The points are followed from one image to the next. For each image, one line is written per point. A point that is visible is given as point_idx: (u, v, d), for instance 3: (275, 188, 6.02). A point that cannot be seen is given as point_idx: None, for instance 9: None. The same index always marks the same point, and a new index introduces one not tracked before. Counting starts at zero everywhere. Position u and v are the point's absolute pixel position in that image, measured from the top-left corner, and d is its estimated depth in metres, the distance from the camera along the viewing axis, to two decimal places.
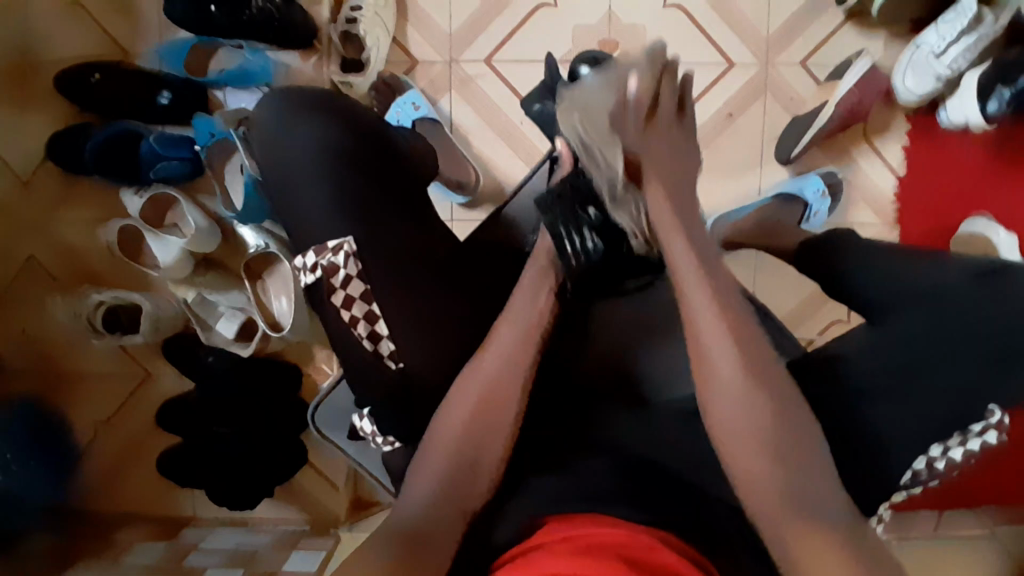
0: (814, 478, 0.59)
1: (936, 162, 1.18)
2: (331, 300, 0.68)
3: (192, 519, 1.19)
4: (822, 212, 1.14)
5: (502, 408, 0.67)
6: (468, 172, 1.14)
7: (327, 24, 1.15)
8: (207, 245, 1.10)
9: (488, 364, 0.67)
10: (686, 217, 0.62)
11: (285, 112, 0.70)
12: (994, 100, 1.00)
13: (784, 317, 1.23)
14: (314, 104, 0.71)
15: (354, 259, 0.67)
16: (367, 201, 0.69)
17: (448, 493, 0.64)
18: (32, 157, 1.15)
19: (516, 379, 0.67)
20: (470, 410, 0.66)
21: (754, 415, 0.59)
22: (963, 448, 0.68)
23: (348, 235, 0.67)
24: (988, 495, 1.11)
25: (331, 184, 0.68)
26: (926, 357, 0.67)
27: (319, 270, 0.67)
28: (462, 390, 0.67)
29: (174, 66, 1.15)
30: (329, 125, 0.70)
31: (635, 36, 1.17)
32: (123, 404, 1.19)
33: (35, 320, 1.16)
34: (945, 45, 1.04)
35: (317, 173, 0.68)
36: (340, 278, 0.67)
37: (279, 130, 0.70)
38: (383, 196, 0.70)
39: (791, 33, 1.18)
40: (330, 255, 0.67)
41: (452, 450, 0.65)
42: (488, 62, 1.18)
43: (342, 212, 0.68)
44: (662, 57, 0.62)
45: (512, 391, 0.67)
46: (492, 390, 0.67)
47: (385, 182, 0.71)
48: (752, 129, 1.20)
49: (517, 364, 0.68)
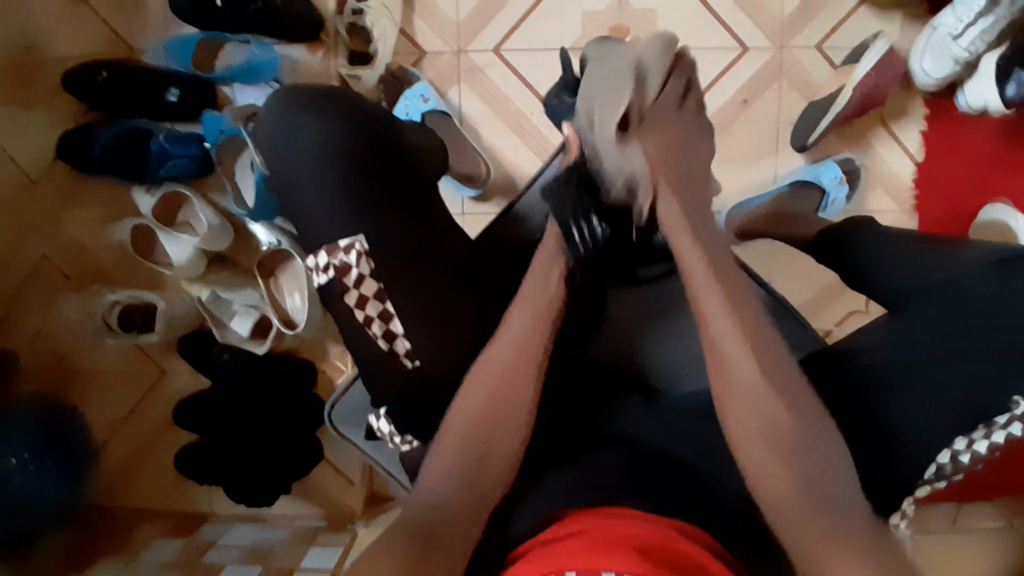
0: (817, 435, 0.60)
1: (953, 143, 1.15)
2: (345, 301, 0.67)
3: (211, 515, 1.19)
4: (840, 199, 1.13)
5: (518, 393, 0.66)
6: (478, 166, 1.12)
7: (332, 16, 1.13)
8: (219, 243, 1.09)
9: (502, 348, 0.66)
10: (687, 183, 0.65)
11: (293, 113, 0.69)
12: (1013, 83, 0.97)
13: (801, 307, 1.21)
14: (327, 103, 0.70)
15: (365, 259, 0.67)
16: (378, 196, 0.69)
17: (465, 484, 0.64)
18: (43, 155, 1.13)
19: (533, 363, 0.66)
20: (482, 397, 0.65)
21: (771, 356, 0.60)
22: (987, 441, 0.66)
23: (359, 235, 0.67)
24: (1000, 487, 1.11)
25: (341, 189, 0.67)
26: (936, 348, 0.67)
27: (331, 270, 0.67)
28: (476, 379, 0.66)
29: (180, 61, 1.13)
30: (333, 121, 0.69)
31: (646, 22, 1.15)
32: (141, 400, 1.20)
33: (44, 323, 1.12)
34: (962, 27, 1.02)
35: (327, 179, 0.67)
36: (352, 279, 0.67)
37: (288, 132, 0.69)
38: (393, 194, 0.70)
39: (807, 16, 1.15)
40: (342, 255, 0.67)
41: (470, 437, 0.65)
42: (497, 52, 1.16)
43: (351, 212, 0.67)
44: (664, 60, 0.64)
45: (527, 376, 0.66)
46: (509, 372, 0.66)
47: (394, 184, 0.70)
48: (766, 115, 1.18)
49: (532, 350, 0.66)
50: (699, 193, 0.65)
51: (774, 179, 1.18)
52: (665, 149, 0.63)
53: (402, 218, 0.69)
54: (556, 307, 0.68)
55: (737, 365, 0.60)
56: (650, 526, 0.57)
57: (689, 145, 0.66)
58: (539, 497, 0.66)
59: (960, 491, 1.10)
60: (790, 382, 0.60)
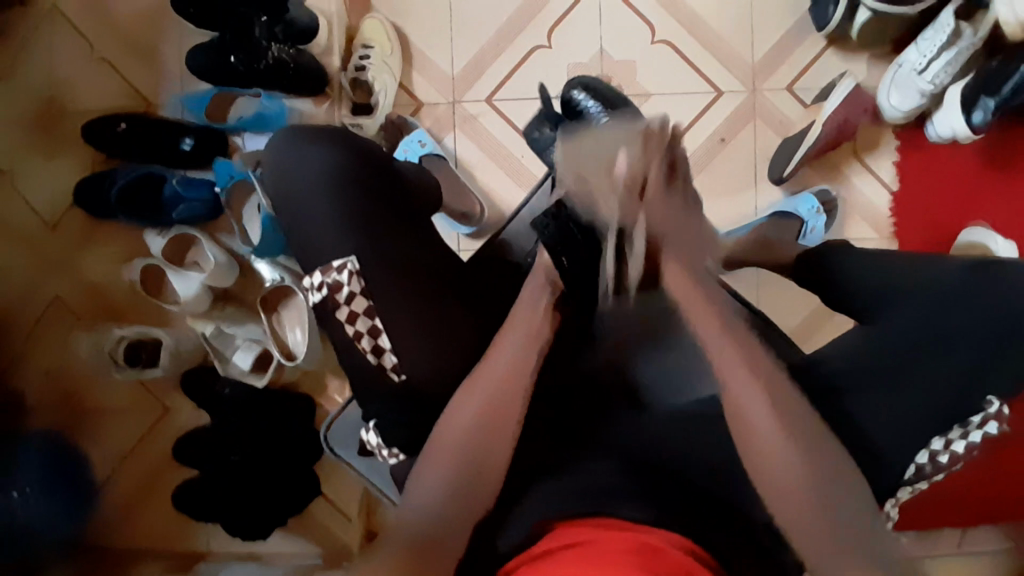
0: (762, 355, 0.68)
1: (929, 171, 1.20)
2: (337, 316, 0.70)
3: (207, 555, 1.18)
4: (818, 228, 1.17)
5: (505, 416, 0.67)
6: (473, 204, 1.18)
7: (337, 72, 1.23)
8: (226, 279, 1.14)
9: (493, 368, 0.69)
10: (723, 319, 0.70)
11: (297, 145, 0.74)
12: (979, 110, 1.05)
13: (793, 332, 1.23)
14: (327, 135, 0.75)
15: (357, 277, 0.69)
16: (376, 219, 0.72)
17: (456, 499, 0.64)
18: (59, 202, 1.24)
19: (520, 384, 0.69)
20: (475, 411, 0.67)
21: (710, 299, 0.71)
22: (964, 441, 0.70)
23: (353, 254, 0.69)
24: (992, 511, 1.07)
25: (339, 208, 0.71)
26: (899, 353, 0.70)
27: (324, 288, 0.69)
28: (467, 397, 0.68)
29: (195, 112, 1.23)
30: (338, 153, 0.73)
31: (627, 71, 1.24)
32: (140, 439, 1.22)
33: (58, 359, 1.22)
34: (926, 61, 1.10)
35: (328, 199, 0.71)
36: (344, 295, 0.69)
37: (291, 158, 0.73)
38: (392, 216, 0.73)
39: (776, 60, 1.24)
40: (335, 273, 0.69)
41: (460, 454, 0.65)
42: (489, 102, 1.25)
43: (346, 233, 0.70)
44: (647, 143, 0.75)
45: (515, 400, 0.68)
46: (498, 392, 0.68)
47: (391, 206, 0.74)
48: (744, 152, 1.24)
49: (522, 371, 0.69)
50: (688, 229, 0.75)
51: (756, 210, 1.23)
52: (659, 203, 0.73)
53: (397, 234, 0.73)
54: (545, 328, 0.73)
55: (684, 296, 0.71)
56: (642, 538, 0.59)
57: (682, 216, 0.75)
58: (533, 505, 0.67)
59: (937, 509, 1.07)
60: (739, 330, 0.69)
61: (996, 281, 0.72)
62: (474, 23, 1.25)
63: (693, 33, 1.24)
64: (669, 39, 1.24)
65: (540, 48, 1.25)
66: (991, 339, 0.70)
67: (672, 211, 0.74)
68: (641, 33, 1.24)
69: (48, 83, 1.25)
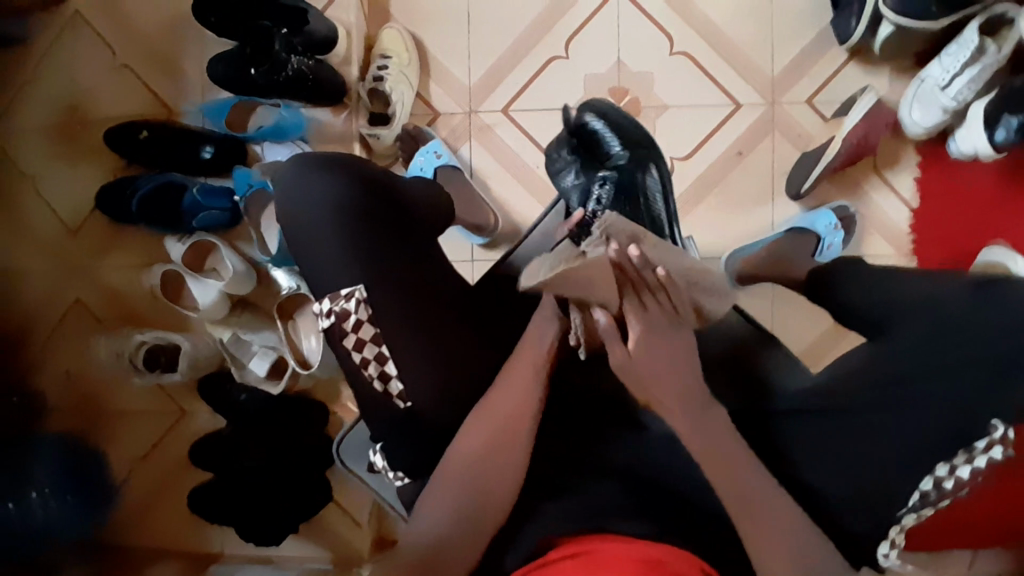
0: (715, 418, 0.67)
1: (950, 189, 1.19)
2: (344, 344, 0.70)
3: (220, 555, 1.21)
4: (835, 244, 1.15)
5: (511, 441, 0.68)
6: (485, 216, 1.17)
7: (355, 82, 1.24)
8: (242, 286, 1.17)
9: (498, 407, 0.69)
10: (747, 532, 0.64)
11: (300, 174, 0.74)
12: (1002, 128, 1.02)
13: (807, 350, 1.22)
14: (328, 165, 0.74)
15: (365, 305, 0.70)
16: (385, 256, 0.72)
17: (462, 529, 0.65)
18: (80, 208, 1.27)
19: (527, 420, 0.69)
20: (478, 446, 0.67)
21: (671, 362, 0.67)
22: (970, 467, 0.67)
23: (360, 283, 0.70)
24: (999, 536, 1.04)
25: (345, 239, 0.71)
26: (909, 382, 0.70)
27: (333, 315, 0.70)
28: (473, 428, 0.68)
29: (215, 122, 1.25)
30: (339, 184, 0.73)
31: (646, 82, 1.24)
32: (161, 439, 1.26)
33: (78, 363, 1.24)
34: (950, 77, 1.08)
35: (332, 230, 0.72)
36: (352, 323, 0.70)
37: (295, 188, 0.73)
38: (395, 239, 0.74)
39: (796, 74, 1.22)
40: (343, 302, 0.70)
41: (467, 488, 0.66)
42: (504, 112, 1.26)
43: (354, 260, 0.71)
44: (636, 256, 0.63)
45: (523, 431, 0.69)
46: (506, 426, 0.68)
47: (393, 229, 0.74)
48: (762, 166, 1.23)
49: (526, 409, 0.69)
50: (681, 370, 0.68)
51: (773, 225, 1.22)
52: (641, 363, 0.67)
53: (409, 266, 0.73)
54: (550, 359, 0.72)
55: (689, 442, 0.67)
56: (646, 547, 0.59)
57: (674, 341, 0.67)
58: (535, 525, 0.68)
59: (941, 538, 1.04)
60: (682, 371, 0.68)
61: (1004, 306, 0.71)
62: (493, 34, 1.25)
63: (712, 46, 1.23)
64: (688, 51, 1.23)
65: (558, 58, 1.24)
66: (996, 358, 0.69)
67: (661, 350, 0.67)
68: (659, 45, 1.23)
69: (70, 91, 1.28)
